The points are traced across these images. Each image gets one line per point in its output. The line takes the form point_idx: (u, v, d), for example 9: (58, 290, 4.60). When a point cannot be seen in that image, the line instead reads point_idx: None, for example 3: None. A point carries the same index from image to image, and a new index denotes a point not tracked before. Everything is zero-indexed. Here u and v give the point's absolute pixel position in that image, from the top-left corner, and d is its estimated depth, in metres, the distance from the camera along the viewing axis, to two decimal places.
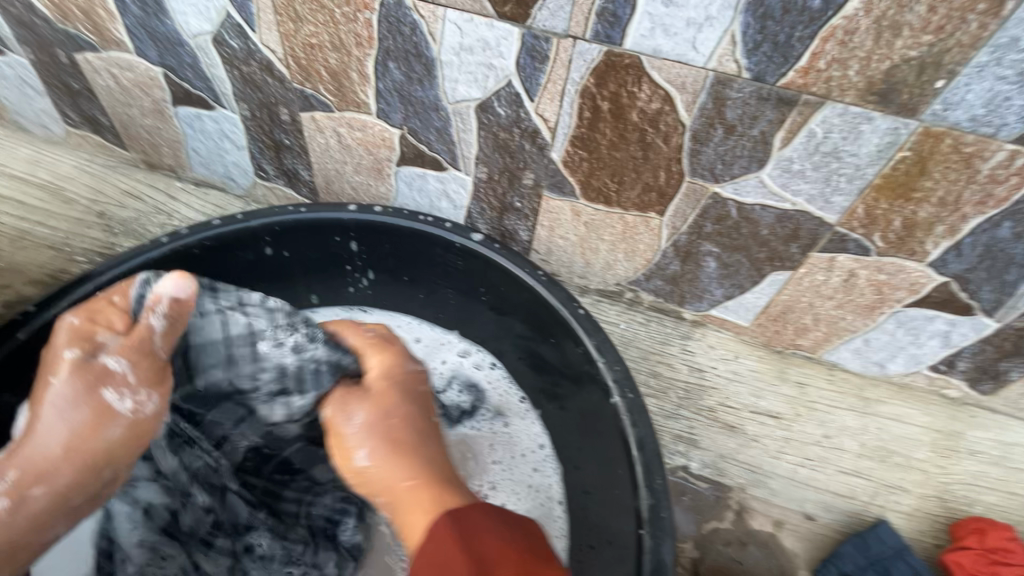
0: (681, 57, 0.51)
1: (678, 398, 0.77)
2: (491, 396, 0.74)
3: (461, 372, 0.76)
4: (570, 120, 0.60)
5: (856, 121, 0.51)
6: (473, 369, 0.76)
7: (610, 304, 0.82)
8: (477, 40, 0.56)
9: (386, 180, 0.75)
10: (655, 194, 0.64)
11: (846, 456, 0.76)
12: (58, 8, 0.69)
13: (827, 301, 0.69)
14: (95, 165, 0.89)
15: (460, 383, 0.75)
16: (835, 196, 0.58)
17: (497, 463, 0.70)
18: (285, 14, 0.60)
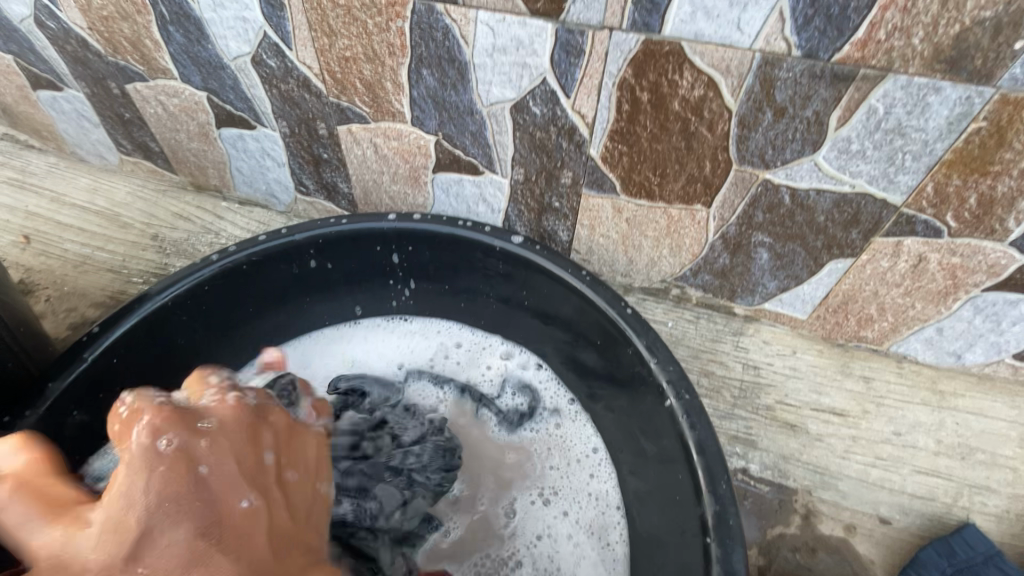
0: (725, 40, 0.49)
1: (733, 397, 0.74)
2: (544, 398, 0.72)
3: (510, 375, 0.74)
4: (608, 115, 0.58)
5: (922, 93, 0.47)
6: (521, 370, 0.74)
7: (656, 301, 0.79)
8: (510, 39, 0.55)
9: (423, 187, 0.75)
10: (700, 185, 0.62)
11: (922, 455, 0.70)
12: (109, 42, 0.72)
13: (893, 288, 0.65)
14: (148, 190, 0.93)
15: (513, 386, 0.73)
16: (900, 175, 0.54)
17: (553, 468, 0.67)
18: (320, 30, 0.61)
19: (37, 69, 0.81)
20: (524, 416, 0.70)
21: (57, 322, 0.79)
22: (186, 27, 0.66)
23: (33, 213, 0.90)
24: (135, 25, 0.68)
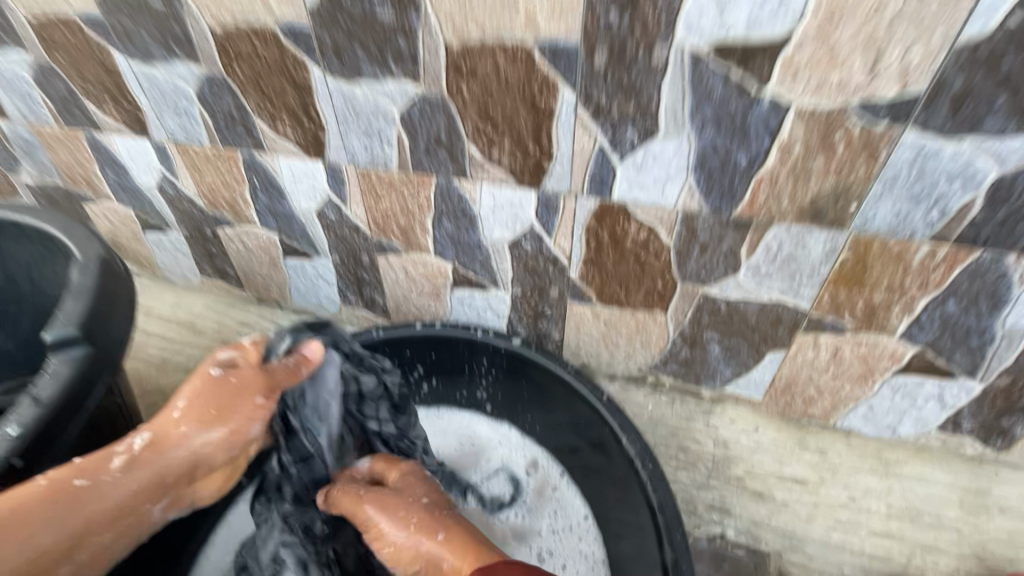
0: (656, 201, 0.69)
1: (707, 469, 0.86)
2: (530, 482, 0.85)
3: (507, 463, 0.87)
4: (581, 249, 0.78)
5: (800, 234, 0.66)
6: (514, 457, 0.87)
7: (637, 387, 0.94)
8: (506, 200, 0.77)
9: (443, 300, 0.95)
10: (657, 296, 0.80)
11: (875, 518, 0.81)
12: (210, 201, 0.96)
13: (823, 373, 0.80)
14: (220, 304, 1.15)
15: (506, 473, 0.87)
16: (802, 289, 0.71)
17: (553, 531, 0.81)
18: (369, 194, 0.84)
19: (150, 217, 1.06)
20: (506, 501, 0.84)
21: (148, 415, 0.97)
22: (271, 192, 0.90)
23: None
24: (232, 190, 0.93)
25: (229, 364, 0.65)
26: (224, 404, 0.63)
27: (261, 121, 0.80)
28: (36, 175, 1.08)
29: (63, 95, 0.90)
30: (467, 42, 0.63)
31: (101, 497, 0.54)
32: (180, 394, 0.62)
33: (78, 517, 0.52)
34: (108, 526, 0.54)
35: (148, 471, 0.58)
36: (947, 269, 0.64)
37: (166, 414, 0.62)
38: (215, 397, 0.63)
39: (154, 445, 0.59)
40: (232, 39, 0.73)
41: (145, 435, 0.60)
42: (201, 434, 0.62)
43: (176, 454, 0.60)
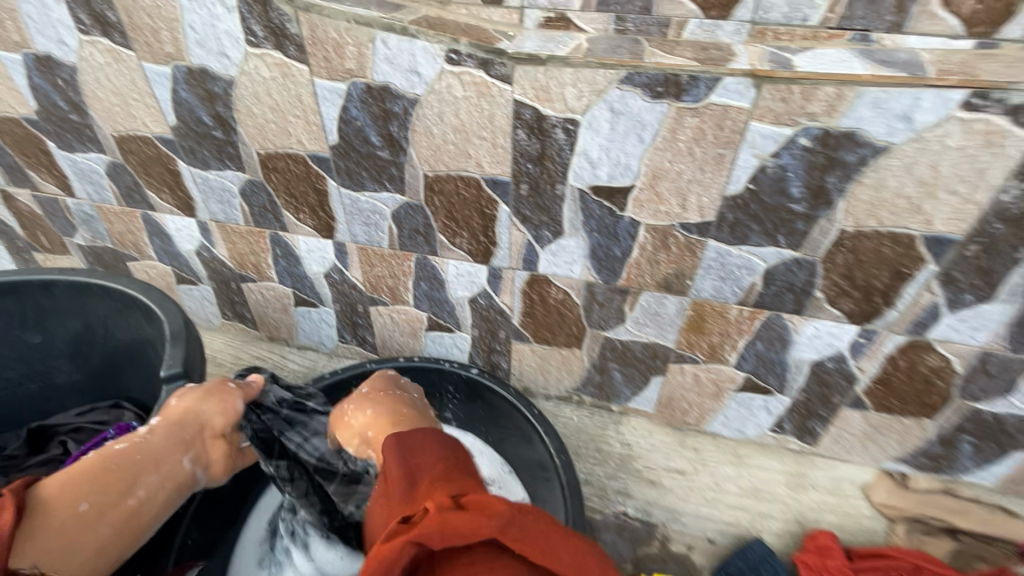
0: (567, 275, 1.02)
1: (615, 464, 1.18)
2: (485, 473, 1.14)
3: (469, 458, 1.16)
4: (519, 304, 1.10)
5: (660, 299, 1.00)
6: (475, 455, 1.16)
7: (566, 404, 1.25)
8: (466, 271, 1.08)
9: (419, 339, 1.25)
10: (574, 338, 1.12)
11: (731, 495, 1.14)
12: (238, 263, 1.25)
13: (691, 392, 1.13)
14: (237, 341, 1.42)
15: None
16: (667, 334, 1.05)
17: None
18: (365, 263, 1.14)
19: (185, 274, 1.33)
20: None
21: None
22: (289, 259, 1.20)
23: None
24: (258, 257, 1.22)
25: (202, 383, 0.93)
26: (211, 390, 0.89)
27: (287, 211, 1.10)
28: (90, 238, 1.34)
29: (129, 185, 1.18)
30: (437, 173, 0.94)
31: (137, 453, 0.77)
32: (174, 393, 0.87)
33: (123, 462, 0.75)
34: (148, 472, 0.76)
35: (167, 433, 0.81)
36: (752, 322, 0.98)
37: (167, 405, 0.85)
38: (204, 389, 0.89)
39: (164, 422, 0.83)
40: (272, 158, 1.02)
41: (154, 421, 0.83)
42: (201, 409, 0.86)
43: (184, 421, 0.84)
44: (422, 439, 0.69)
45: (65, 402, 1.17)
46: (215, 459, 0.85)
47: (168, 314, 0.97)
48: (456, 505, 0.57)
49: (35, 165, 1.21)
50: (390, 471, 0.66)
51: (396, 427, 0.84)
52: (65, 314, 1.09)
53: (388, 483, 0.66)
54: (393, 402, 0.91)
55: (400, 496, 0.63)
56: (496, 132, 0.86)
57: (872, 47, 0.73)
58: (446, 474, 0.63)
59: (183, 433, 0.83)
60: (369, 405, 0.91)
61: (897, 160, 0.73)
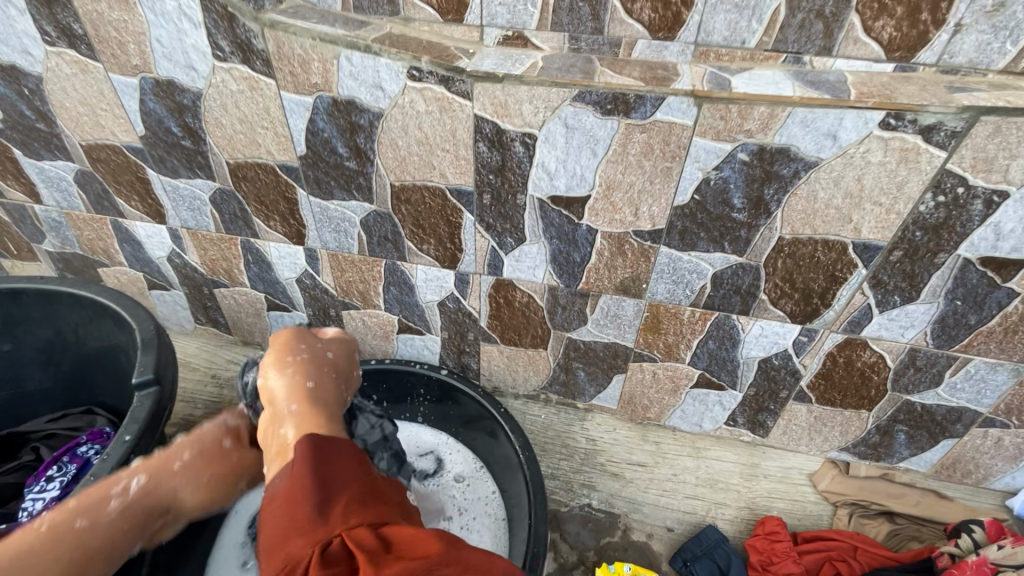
0: (530, 279, 1.07)
1: (580, 458, 1.24)
2: (453, 466, 1.21)
3: (437, 449, 1.24)
4: (486, 307, 1.14)
5: (618, 301, 1.05)
6: (444, 449, 1.23)
7: (533, 403, 1.31)
8: (434, 276, 1.12)
9: (391, 341, 1.29)
10: (539, 339, 1.17)
11: (688, 486, 1.20)
12: (210, 269, 1.27)
13: (650, 389, 1.19)
14: (210, 345, 1.43)
15: (434, 456, 1.23)
16: (627, 334, 1.10)
17: (467, 499, 1.15)
18: (336, 269, 1.17)
19: (157, 279, 1.34)
20: (431, 475, 1.19)
21: None
22: (260, 264, 1.22)
23: None
24: (229, 262, 1.24)
25: (221, 425, 0.90)
26: (205, 453, 0.86)
27: (258, 219, 1.12)
28: (59, 245, 1.34)
29: (98, 193, 1.19)
30: (404, 183, 0.98)
31: (98, 537, 0.72)
32: (177, 448, 0.85)
33: (78, 549, 0.69)
34: (98, 561, 0.71)
35: (145, 503, 0.78)
36: (703, 322, 1.04)
37: (168, 462, 0.82)
38: (206, 456, 0.86)
39: (149, 481, 0.79)
40: (242, 167, 1.04)
41: (140, 480, 0.78)
42: (184, 485, 0.83)
43: (171, 495, 0.82)
44: (346, 455, 0.62)
45: (37, 408, 1.18)
46: (164, 531, 0.85)
47: (140, 322, 0.99)
48: (378, 536, 0.51)
49: (1, 173, 1.21)
50: (299, 479, 0.57)
51: (314, 405, 0.70)
52: (36, 322, 1.10)
53: (293, 487, 0.57)
54: (318, 375, 0.75)
55: (308, 509, 0.54)
56: (458, 145, 0.90)
57: (804, 69, 0.79)
58: (364, 498, 0.57)
59: (151, 507, 0.79)
60: (290, 371, 0.75)
61: (826, 173, 0.79)
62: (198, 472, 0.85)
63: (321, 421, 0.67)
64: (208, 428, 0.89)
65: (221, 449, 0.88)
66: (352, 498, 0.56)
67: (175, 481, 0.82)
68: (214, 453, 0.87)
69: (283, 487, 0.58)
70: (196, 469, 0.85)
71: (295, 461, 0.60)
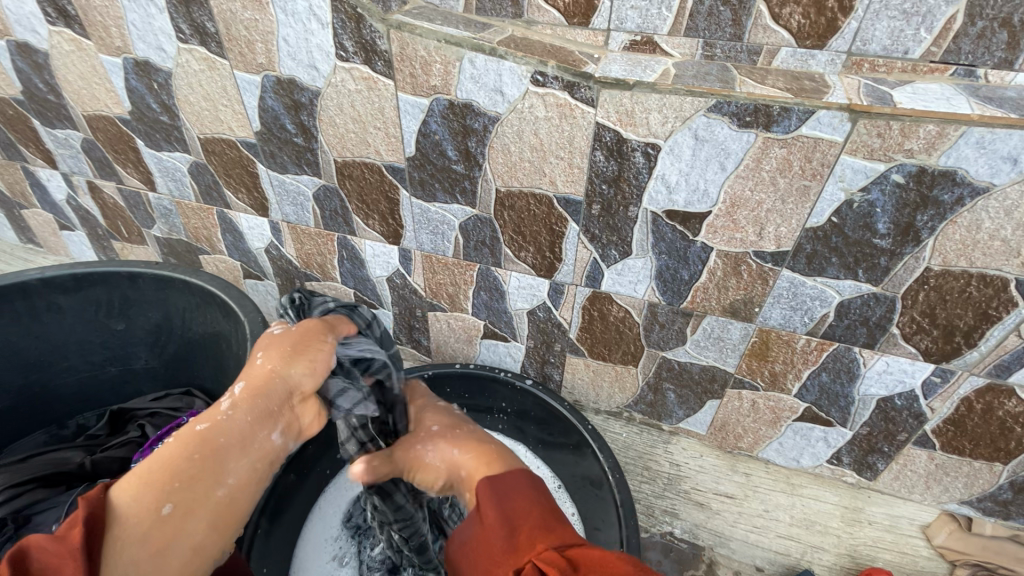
0: (630, 294, 1.02)
1: (663, 483, 1.18)
2: None
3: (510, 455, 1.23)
4: (577, 319, 1.11)
5: (725, 323, 0.99)
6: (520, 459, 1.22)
7: (614, 420, 1.26)
8: (528, 284, 1.10)
9: (474, 345, 1.27)
10: (630, 355, 1.12)
11: (782, 525, 1.12)
12: (305, 262, 1.30)
13: (746, 417, 1.12)
14: None
15: None
16: (728, 358, 1.04)
17: None
18: (428, 270, 1.17)
19: (253, 269, 1.38)
20: None
21: None
22: (354, 261, 1.23)
23: None
24: (325, 257, 1.26)
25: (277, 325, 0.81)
26: (296, 341, 0.76)
27: (357, 217, 1.14)
28: (166, 231, 1.41)
29: (208, 183, 1.24)
30: (510, 188, 0.96)
31: (220, 433, 0.68)
32: (260, 347, 0.76)
33: (206, 448, 0.67)
34: (229, 456, 0.68)
35: (251, 402, 0.71)
36: (819, 353, 0.96)
37: (253, 362, 0.74)
38: (281, 342, 0.76)
39: (249, 386, 0.72)
40: (349, 166, 1.05)
41: (242, 385, 0.73)
42: (283, 368, 0.74)
43: (272, 390, 0.72)
44: (519, 485, 0.70)
45: (142, 385, 1.25)
46: (306, 425, 0.75)
47: (247, 313, 1.01)
48: (567, 558, 0.58)
49: (123, 161, 1.29)
50: (487, 517, 0.66)
51: (479, 458, 0.78)
52: (148, 305, 1.15)
53: (484, 524, 0.66)
54: (440, 433, 0.86)
55: (501, 540, 0.63)
56: (574, 152, 0.87)
57: (977, 83, 0.72)
58: (543, 520, 0.65)
59: (268, 401, 0.72)
60: (440, 434, 0.85)
61: (997, 201, 0.71)
62: (286, 358, 0.74)
63: (492, 458, 0.78)
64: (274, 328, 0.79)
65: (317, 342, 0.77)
66: (532, 520, 0.65)
67: (277, 377, 0.73)
68: (298, 343, 0.76)
69: (476, 530, 0.67)
70: (284, 362, 0.74)
71: (478, 500, 0.69)
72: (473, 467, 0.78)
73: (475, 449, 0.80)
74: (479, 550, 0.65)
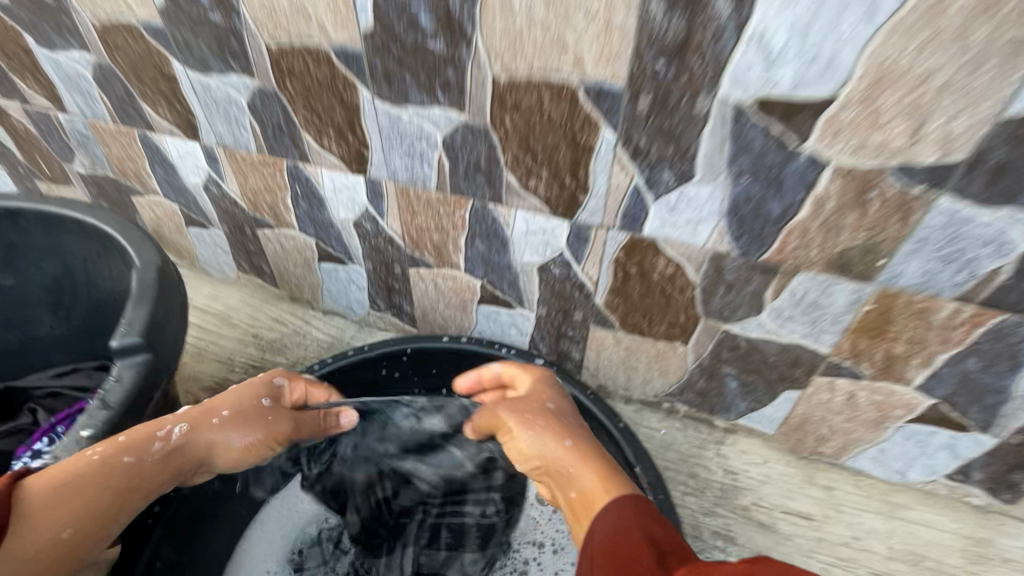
0: (686, 240, 0.71)
1: (714, 496, 0.89)
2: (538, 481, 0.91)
3: None
4: (607, 279, 0.80)
5: (826, 285, 0.68)
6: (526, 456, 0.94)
7: (651, 411, 0.96)
8: (539, 228, 0.79)
9: (469, 313, 0.97)
10: (678, 328, 0.82)
11: (877, 559, 0.82)
12: (254, 204, 1.00)
13: (837, 416, 0.81)
14: (257, 298, 1.18)
15: None
16: (823, 334, 0.73)
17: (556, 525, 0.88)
18: (406, 211, 0.87)
19: (194, 214, 1.10)
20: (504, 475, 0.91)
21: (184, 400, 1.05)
22: (311, 200, 0.93)
23: None
24: (275, 196, 0.96)
25: (275, 391, 0.73)
26: (258, 408, 0.70)
27: (307, 134, 0.83)
28: (88, 165, 1.12)
29: (121, 95, 0.94)
30: (512, 76, 0.64)
31: (144, 477, 0.58)
32: (227, 403, 0.68)
33: (133, 483, 0.57)
34: (136, 498, 0.58)
35: (173, 457, 0.61)
36: (970, 329, 0.65)
37: (214, 412, 0.67)
38: (249, 415, 0.68)
39: (194, 429, 0.64)
40: (286, 55, 0.74)
41: (183, 425, 0.63)
42: (229, 438, 0.66)
43: (217, 441, 0.66)
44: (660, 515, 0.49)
45: (49, 357, 0.98)
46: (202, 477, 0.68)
47: (143, 257, 0.72)
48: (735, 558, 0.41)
49: (18, 69, 0.99)
50: (622, 536, 0.46)
51: (599, 469, 0.56)
52: (39, 253, 0.88)
53: (609, 542, 0.47)
54: (538, 408, 0.67)
55: (647, 562, 0.43)
56: (613, 4, 0.54)
57: None
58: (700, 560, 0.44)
59: (183, 460, 0.63)
60: (541, 426, 0.63)
61: None
62: (258, 418, 0.69)
63: (613, 476, 0.55)
64: (279, 384, 0.74)
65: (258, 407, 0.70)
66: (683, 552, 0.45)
67: (231, 443, 0.67)
68: (257, 417, 0.69)
69: (601, 535, 0.48)
70: (238, 427, 0.67)
71: (620, 513, 0.49)
72: (563, 446, 0.60)
73: (598, 470, 0.56)
74: (593, 562, 0.46)
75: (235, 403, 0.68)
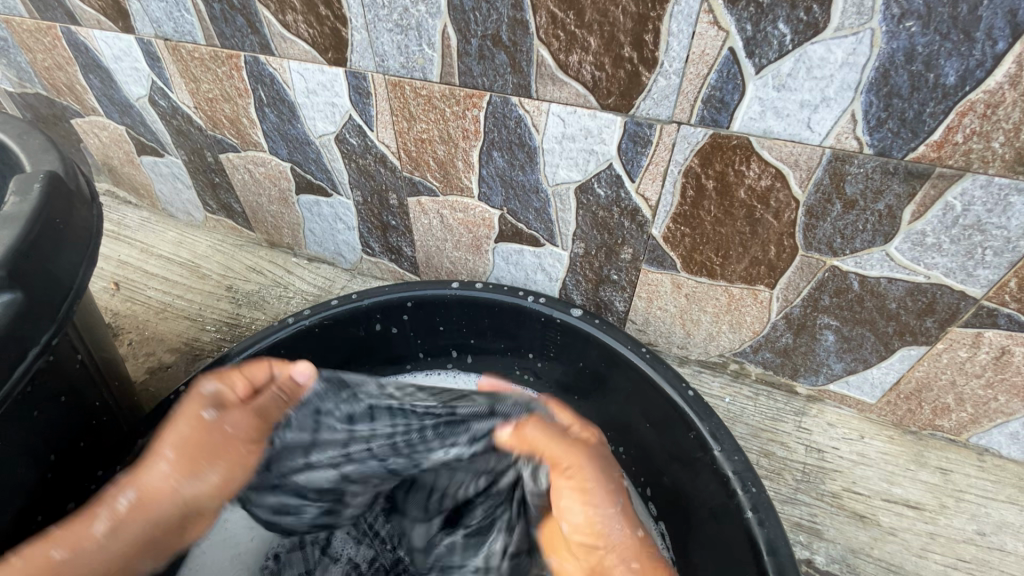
0: (795, 136, 0.50)
1: (795, 480, 0.69)
2: None
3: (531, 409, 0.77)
4: (672, 199, 0.59)
5: (1004, 193, 0.47)
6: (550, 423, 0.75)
7: (712, 375, 0.77)
8: (580, 129, 0.58)
9: (484, 256, 0.77)
10: (764, 267, 0.62)
11: (1013, 561, 0.63)
12: (211, 119, 0.79)
13: (973, 379, 0.61)
14: (227, 244, 0.98)
15: None
16: (980, 269, 0.52)
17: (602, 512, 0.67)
18: (401, 115, 0.66)
19: (144, 138, 0.89)
20: None
21: (136, 364, 0.82)
22: (280, 109, 0.72)
23: (124, 262, 0.96)
24: (235, 106, 0.75)
25: (214, 400, 0.50)
26: (193, 444, 0.48)
27: (266, 9, 0.62)
28: (16, 79, 0.92)
29: None
30: None
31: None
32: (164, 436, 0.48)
33: None
34: None
35: (129, 527, 0.45)
36: None
37: (149, 463, 0.47)
38: (192, 447, 0.47)
39: (141, 494, 0.46)
40: None
41: (128, 493, 0.46)
42: (189, 483, 0.47)
43: (175, 500, 0.47)
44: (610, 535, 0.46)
45: None
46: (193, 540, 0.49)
47: (23, 141, 0.52)
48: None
49: None
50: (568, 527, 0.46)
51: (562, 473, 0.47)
52: None
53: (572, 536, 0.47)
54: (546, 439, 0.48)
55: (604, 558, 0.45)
56: None
57: None
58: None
59: (156, 522, 0.46)
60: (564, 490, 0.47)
61: None
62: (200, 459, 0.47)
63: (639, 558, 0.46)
64: (206, 394, 0.50)
65: (212, 434, 0.48)
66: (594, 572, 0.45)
67: (203, 496, 0.48)
68: (196, 458, 0.47)
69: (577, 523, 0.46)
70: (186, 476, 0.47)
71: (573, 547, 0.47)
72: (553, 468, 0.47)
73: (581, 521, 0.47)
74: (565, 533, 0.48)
75: (173, 439, 0.47)
